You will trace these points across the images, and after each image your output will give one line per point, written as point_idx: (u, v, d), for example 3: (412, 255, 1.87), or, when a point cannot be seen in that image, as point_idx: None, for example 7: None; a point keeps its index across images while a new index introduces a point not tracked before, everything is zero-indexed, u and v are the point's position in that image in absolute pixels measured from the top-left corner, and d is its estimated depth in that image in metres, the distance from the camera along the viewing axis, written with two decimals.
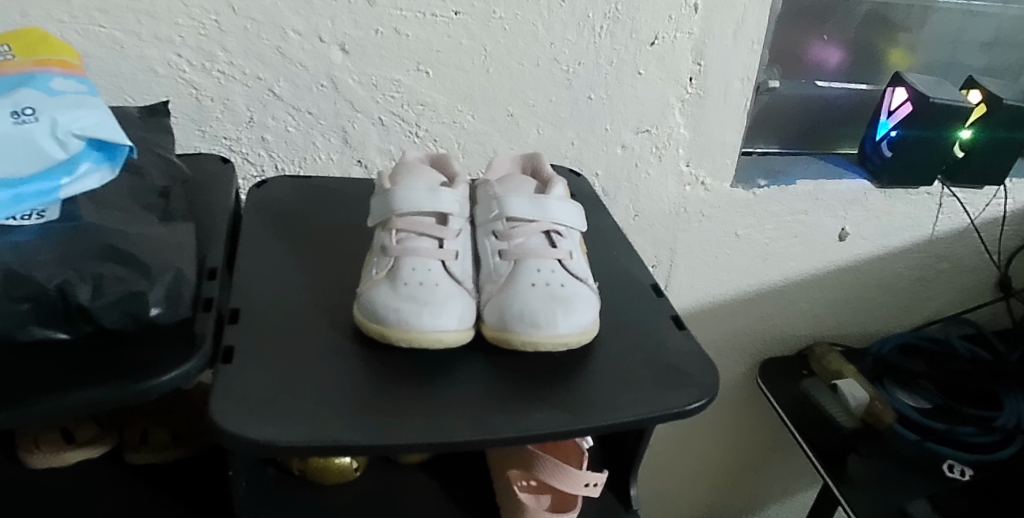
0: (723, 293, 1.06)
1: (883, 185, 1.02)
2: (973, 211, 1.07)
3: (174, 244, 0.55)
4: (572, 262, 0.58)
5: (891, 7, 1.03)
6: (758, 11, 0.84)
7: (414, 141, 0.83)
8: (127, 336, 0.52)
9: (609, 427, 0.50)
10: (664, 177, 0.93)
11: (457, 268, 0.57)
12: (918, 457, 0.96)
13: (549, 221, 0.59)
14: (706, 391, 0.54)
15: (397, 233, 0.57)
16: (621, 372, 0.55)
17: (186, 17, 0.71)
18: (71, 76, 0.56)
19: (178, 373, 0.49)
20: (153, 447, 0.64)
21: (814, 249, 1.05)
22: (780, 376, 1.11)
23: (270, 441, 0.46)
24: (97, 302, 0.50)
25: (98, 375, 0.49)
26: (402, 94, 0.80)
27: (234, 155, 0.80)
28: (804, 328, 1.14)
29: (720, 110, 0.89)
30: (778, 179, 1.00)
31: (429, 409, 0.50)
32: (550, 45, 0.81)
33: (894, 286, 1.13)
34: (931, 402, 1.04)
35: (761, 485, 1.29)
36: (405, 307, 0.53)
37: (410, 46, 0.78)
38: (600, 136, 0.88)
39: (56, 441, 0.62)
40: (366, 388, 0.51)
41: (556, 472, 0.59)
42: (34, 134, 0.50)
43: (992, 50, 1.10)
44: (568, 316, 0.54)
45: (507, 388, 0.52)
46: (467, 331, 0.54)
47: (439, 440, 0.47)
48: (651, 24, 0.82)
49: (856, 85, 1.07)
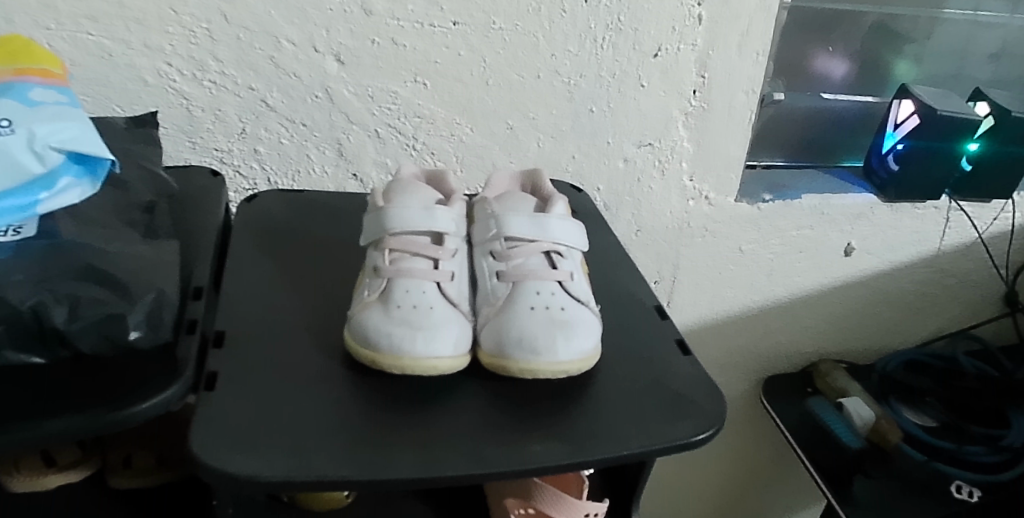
0: (727, 309, 1.04)
1: (890, 198, 1.00)
2: (980, 226, 1.05)
3: (157, 262, 0.52)
4: (573, 284, 0.56)
5: (898, 19, 1.01)
6: (764, 22, 0.82)
7: (411, 154, 0.81)
8: (106, 361, 0.49)
9: (612, 460, 0.48)
10: (667, 192, 0.90)
11: (453, 290, 0.54)
12: (926, 478, 0.93)
13: (550, 241, 0.57)
14: (712, 421, 0.51)
15: (391, 253, 0.55)
16: (624, 400, 0.52)
17: (177, 25, 0.69)
18: (51, 86, 0.54)
19: (159, 400, 0.47)
20: (139, 472, 0.62)
21: (820, 265, 1.03)
22: (784, 394, 1.08)
23: (252, 475, 0.43)
24: (73, 325, 0.48)
25: (74, 402, 0.46)
26: (399, 105, 0.78)
27: (226, 168, 0.78)
28: (809, 346, 1.12)
29: (724, 124, 0.87)
30: (784, 193, 0.98)
31: (421, 440, 0.47)
32: (551, 57, 0.79)
33: (901, 302, 1.11)
34: (936, 419, 1.01)
35: (764, 504, 1.26)
36: (398, 331, 0.50)
37: (407, 56, 0.75)
38: (602, 150, 0.86)
39: (38, 465, 0.59)
40: (355, 418, 0.48)
41: (555, 500, 0.57)
42: (11, 147, 0.48)
43: (999, 62, 1.07)
44: (568, 342, 0.52)
45: (504, 416, 0.49)
46: (463, 357, 0.52)
47: (432, 475, 0.45)
48: (655, 35, 0.80)
49: (862, 98, 1.06)
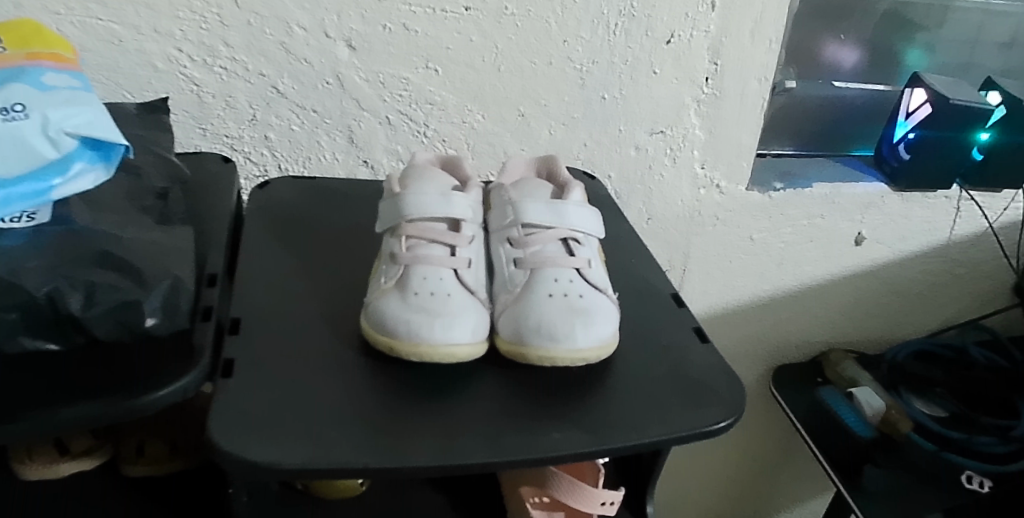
0: (738, 298, 1.03)
1: (901, 188, 0.99)
2: (991, 215, 1.05)
3: (172, 249, 0.52)
4: (591, 271, 0.56)
5: (911, 6, 1.00)
6: (777, 8, 0.81)
7: (422, 141, 0.81)
8: (121, 348, 0.49)
9: (631, 449, 0.47)
10: (679, 179, 0.90)
11: (470, 277, 0.54)
12: (936, 467, 0.92)
13: (567, 228, 0.56)
14: (732, 410, 0.51)
15: (407, 239, 0.55)
16: (643, 388, 0.52)
17: (187, 10, 0.68)
18: (64, 71, 0.53)
19: (176, 387, 0.47)
20: (152, 459, 0.61)
21: (831, 254, 1.02)
22: (794, 383, 1.07)
23: (270, 462, 0.43)
24: (89, 312, 0.47)
25: (91, 389, 0.46)
26: (410, 92, 0.77)
27: (236, 155, 0.77)
28: (818, 335, 1.11)
29: (735, 111, 0.86)
30: (794, 182, 0.97)
31: (439, 427, 0.47)
32: (564, 43, 0.78)
33: (911, 292, 1.10)
34: (947, 409, 1.01)
35: (772, 493, 1.26)
36: (416, 318, 0.50)
37: (418, 42, 0.75)
38: (614, 137, 0.85)
39: (50, 452, 0.59)
40: (373, 405, 0.48)
41: (571, 489, 0.57)
42: (24, 131, 0.48)
43: (1011, 51, 1.06)
44: (588, 329, 0.51)
45: (524, 404, 0.49)
46: (481, 344, 0.52)
47: (451, 463, 0.45)
48: (667, 21, 0.79)
49: (874, 85, 1.04)
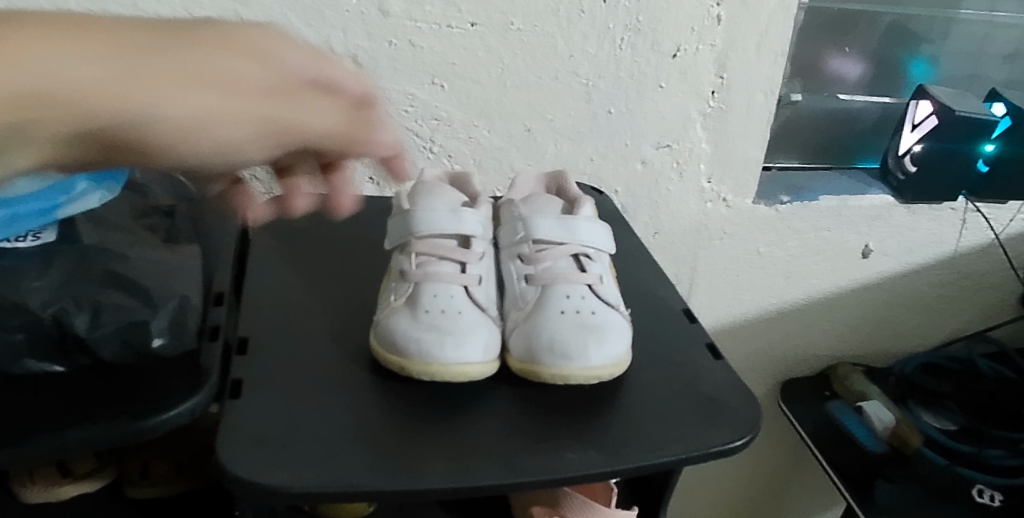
0: (745, 312, 1.02)
1: (907, 200, 0.98)
2: (998, 227, 1.04)
3: (177, 268, 0.54)
4: (602, 287, 0.55)
5: (914, 19, 0.99)
6: (782, 23, 0.81)
7: (428, 157, 0.80)
8: (127, 369, 0.48)
9: (648, 468, 0.46)
10: (685, 193, 0.89)
11: (481, 294, 0.53)
12: (949, 482, 0.91)
13: (578, 244, 0.56)
14: (748, 428, 0.50)
15: (417, 256, 0.54)
16: (657, 406, 0.51)
17: None
18: None
19: (184, 409, 0.46)
20: (157, 481, 0.60)
21: (838, 267, 1.02)
22: (804, 397, 1.06)
23: (281, 486, 0.42)
24: (96, 332, 0.48)
25: (96, 411, 0.45)
26: (416, 108, 0.77)
27: (242, 172, 0.77)
28: (826, 348, 1.10)
29: (742, 124, 0.86)
30: (801, 195, 0.97)
31: (452, 448, 0.46)
32: (569, 58, 0.78)
33: (919, 304, 1.10)
34: (956, 423, 0.98)
35: (783, 507, 1.24)
36: (428, 336, 0.49)
37: (424, 58, 0.74)
38: (620, 151, 0.84)
39: (53, 474, 0.58)
40: (383, 426, 0.47)
41: (583, 509, 0.57)
42: None
43: (1015, 63, 1.06)
44: (600, 347, 0.51)
45: (537, 423, 0.48)
46: (493, 363, 0.51)
47: (466, 485, 0.44)
48: (673, 36, 0.79)
49: (879, 98, 1.04)
